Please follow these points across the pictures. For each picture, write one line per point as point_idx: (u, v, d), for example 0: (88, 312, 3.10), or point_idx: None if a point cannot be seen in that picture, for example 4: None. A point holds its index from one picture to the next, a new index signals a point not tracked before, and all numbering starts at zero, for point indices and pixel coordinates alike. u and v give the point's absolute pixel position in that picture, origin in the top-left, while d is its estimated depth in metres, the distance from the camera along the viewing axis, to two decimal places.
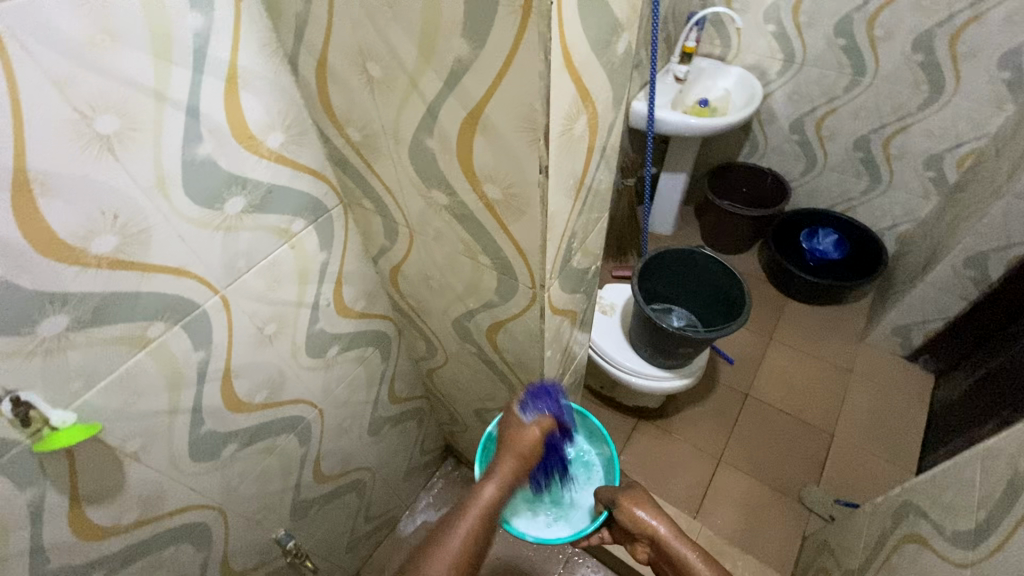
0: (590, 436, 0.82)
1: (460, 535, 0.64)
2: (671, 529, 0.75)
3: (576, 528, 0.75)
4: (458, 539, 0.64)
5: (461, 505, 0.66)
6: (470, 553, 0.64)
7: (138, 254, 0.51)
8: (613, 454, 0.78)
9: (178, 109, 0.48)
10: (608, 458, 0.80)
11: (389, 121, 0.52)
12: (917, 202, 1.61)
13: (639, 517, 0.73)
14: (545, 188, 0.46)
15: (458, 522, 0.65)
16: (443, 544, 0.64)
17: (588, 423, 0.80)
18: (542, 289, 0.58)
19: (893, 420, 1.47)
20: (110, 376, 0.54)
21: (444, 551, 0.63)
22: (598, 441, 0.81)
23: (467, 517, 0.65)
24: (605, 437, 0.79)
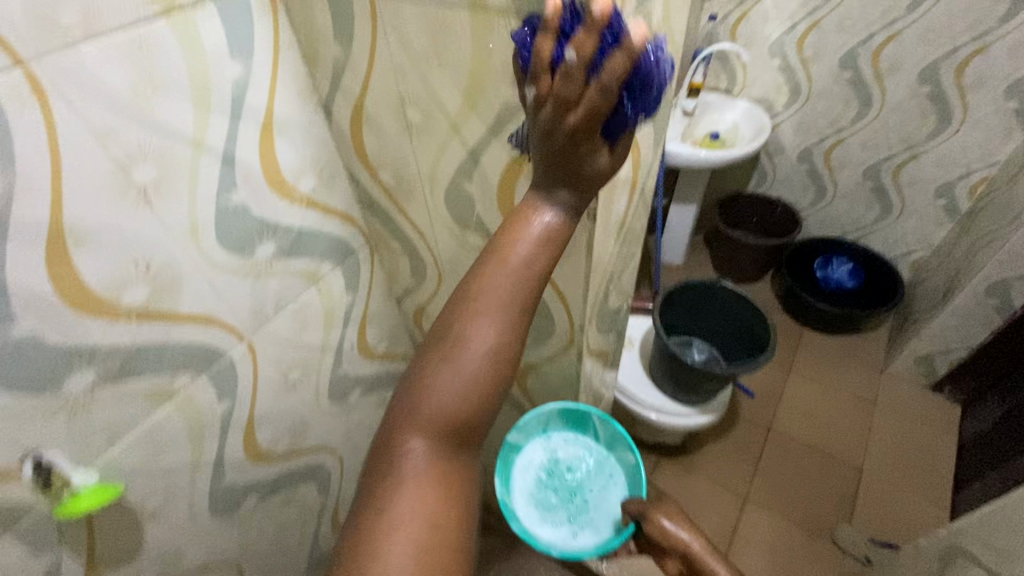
0: (611, 442, 0.72)
1: (488, 322, 0.38)
2: (706, 547, 0.66)
3: (602, 544, 0.68)
4: (481, 316, 0.37)
5: (478, 272, 0.38)
6: (500, 354, 0.38)
7: (169, 304, 0.49)
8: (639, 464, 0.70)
9: (215, 157, 0.47)
10: (633, 465, 0.71)
11: (425, 165, 0.52)
12: (930, 230, 1.60)
13: (670, 529, 0.65)
14: (592, 231, 0.44)
15: (480, 315, 0.37)
16: (455, 356, 0.38)
17: (610, 430, 0.71)
18: (580, 332, 0.56)
19: (922, 453, 1.43)
20: (134, 431, 0.51)
21: (455, 370, 0.38)
22: (621, 448, 0.72)
23: (489, 305, 0.37)
24: (628, 445, 0.70)
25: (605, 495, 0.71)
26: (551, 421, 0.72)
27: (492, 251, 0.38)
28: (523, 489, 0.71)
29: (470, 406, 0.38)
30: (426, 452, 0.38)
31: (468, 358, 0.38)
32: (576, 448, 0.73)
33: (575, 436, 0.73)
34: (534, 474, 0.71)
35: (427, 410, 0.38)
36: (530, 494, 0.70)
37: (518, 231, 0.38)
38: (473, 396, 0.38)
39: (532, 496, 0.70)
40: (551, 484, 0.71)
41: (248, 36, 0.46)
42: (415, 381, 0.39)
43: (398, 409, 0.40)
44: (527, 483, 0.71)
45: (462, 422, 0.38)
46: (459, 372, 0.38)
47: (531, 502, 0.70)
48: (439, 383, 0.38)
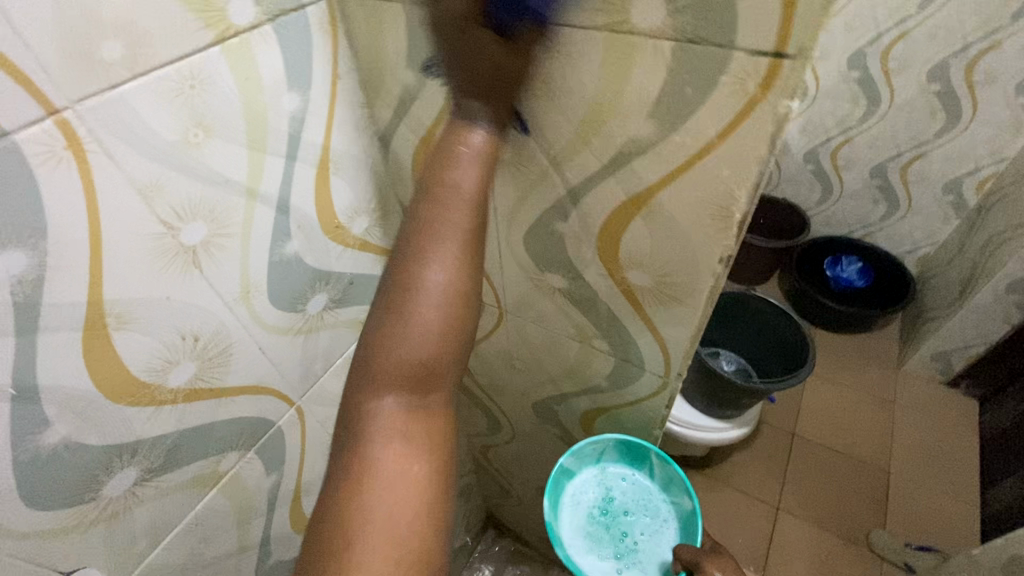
0: (669, 483, 0.57)
1: (449, 255, 0.34)
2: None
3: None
4: (433, 258, 0.34)
5: (423, 206, 0.34)
6: (465, 288, 0.34)
7: (217, 379, 0.42)
8: (699, 509, 0.53)
9: (269, 206, 0.40)
10: (692, 512, 0.54)
11: (505, 203, 0.45)
12: (937, 226, 1.61)
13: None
14: (719, 278, 0.39)
15: (434, 245, 0.34)
16: (408, 303, 0.34)
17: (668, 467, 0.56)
18: (676, 378, 0.50)
19: (944, 451, 1.43)
20: (178, 526, 0.44)
21: (422, 320, 0.34)
22: (681, 491, 0.56)
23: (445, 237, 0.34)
24: (689, 485, 0.54)
25: (661, 545, 0.54)
26: (605, 450, 0.59)
27: (435, 185, 0.34)
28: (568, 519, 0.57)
29: (447, 360, 0.35)
30: (401, 410, 0.34)
31: (428, 297, 0.33)
32: (631, 485, 0.58)
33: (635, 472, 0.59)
34: (583, 507, 0.58)
35: (395, 365, 0.34)
36: (575, 525, 0.56)
37: (461, 163, 0.34)
38: (443, 348, 0.34)
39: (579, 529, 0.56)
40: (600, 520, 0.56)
41: (307, 64, 0.39)
42: (366, 343, 0.35)
43: (357, 379, 0.35)
44: (573, 516, 0.57)
45: (440, 374, 0.35)
46: (421, 323, 0.34)
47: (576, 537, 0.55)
48: (409, 336, 0.34)
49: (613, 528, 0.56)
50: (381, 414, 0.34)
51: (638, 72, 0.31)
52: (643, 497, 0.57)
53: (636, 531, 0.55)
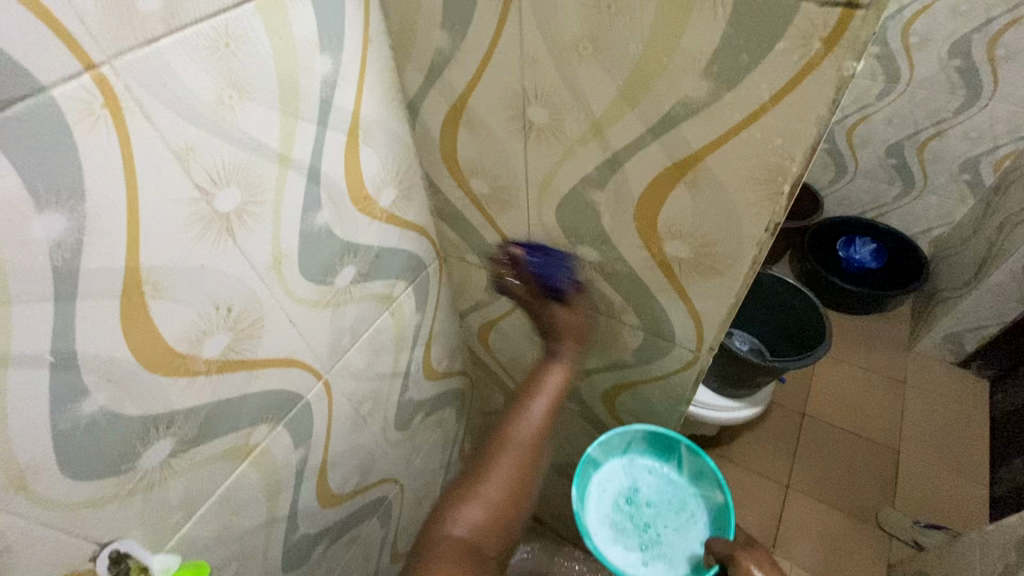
0: (698, 476, 0.61)
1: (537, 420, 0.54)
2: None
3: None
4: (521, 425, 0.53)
5: (516, 398, 0.55)
6: (537, 449, 0.54)
7: (249, 350, 0.41)
8: (729, 503, 0.57)
9: (301, 173, 0.39)
10: (721, 506, 0.58)
11: (539, 172, 0.44)
12: (952, 205, 1.59)
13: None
14: (763, 246, 0.38)
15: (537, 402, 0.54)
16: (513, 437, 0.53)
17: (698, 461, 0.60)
18: (709, 352, 0.50)
19: (954, 431, 1.43)
20: (211, 498, 0.44)
21: (503, 467, 0.52)
22: (710, 484, 0.60)
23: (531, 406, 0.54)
24: (720, 479, 0.59)
25: (686, 535, 0.58)
26: (634, 441, 0.63)
27: (529, 392, 0.54)
28: (596, 507, 0.60)
29: (512, 504, 0.52)
30: (475, 528, 0.49)
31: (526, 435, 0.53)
32: (659, 476, 0.62)
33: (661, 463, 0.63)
34: (609, 495, 0.61)
35: (480, 498, 0.50)
36: (603, 514, 0.60)
37: (543, 383, 0.55)
38: (513, 492, 0.52)
39: (607, 517, 0.60)
40: (627, 510, 0.60)
41: (339, 23, 0.37)
42: (452, 486, 0.52)
43: (441, 509, 0.51)
44: (601, 503, 0.61)
45: (506, 509, 0.51)
46: (506, 464, 0.52)
47: (604, 525, 0.59)
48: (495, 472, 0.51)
49: (639, 518, 0.59)
50: (459, 530, 0.49)
51: (692, 28, 0.30)
52: (669, 489, 0.61)
53: (662, 522, 0.59)
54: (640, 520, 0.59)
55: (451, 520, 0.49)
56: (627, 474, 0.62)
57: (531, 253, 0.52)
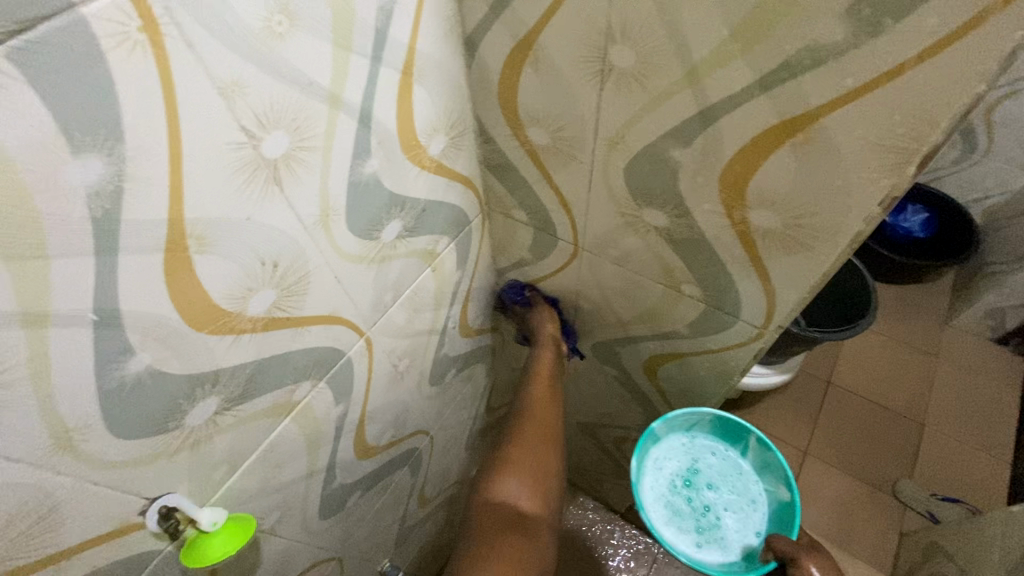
0: (764, 468, 0.64)
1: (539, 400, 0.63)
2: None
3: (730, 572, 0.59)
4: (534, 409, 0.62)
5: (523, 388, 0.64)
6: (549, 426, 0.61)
7: (294, 308, 0.39)
8: (796, 501, 0.59)
9: (352, 116, 0.35)
10: (785, 502, 0.61)
11: (611, 124, 0.40)
12: (1013, 173, 1.48)
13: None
14: (869, 223, 0.34)
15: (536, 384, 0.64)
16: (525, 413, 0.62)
17: (767, 455, 0.63)
18: (776, 330, 0.46)
19: (982, 408, 1.41)
20: (254, 453, 0.43)
21: (528, 443, 0.59)
22: (776, 479, 0.62)
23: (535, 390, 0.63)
24: (788, 475, 0.60)
25: (743, 523, 0.62)
26: (701, 423, 0.65)
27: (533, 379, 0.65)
28: (654, 482, 0.64)
29: (545, 472, 0.58)
30: (517, 495, 0.55)
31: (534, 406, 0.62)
32: (720, 461, 0.66)
33: (725, 449, 0.66)
34: (669, 472, 0.65)
35: (518, 465, 0.57)
36: (661, 489, 0.64)
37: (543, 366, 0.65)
38: (541, 464, 0.58)
39: (664, 492, 0.64)
40: (684, 488, 0.64)
41: None
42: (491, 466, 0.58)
43: (487, 477, 0.57)
44: (658, 479, 0.65)
45: (542, 480, 0.57)
46: (532, 434, 0.60)
47: (659, 500, 0.63)
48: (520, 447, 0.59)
49: (697, 500, 0.63)
50: (502, 498, 0.54)
51: None
52: (730, 475, 0.64)
53: (717, 503, 0.63)
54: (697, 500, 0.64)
55: (495, 489, 0.55)
56: (689, 455, 0.65)
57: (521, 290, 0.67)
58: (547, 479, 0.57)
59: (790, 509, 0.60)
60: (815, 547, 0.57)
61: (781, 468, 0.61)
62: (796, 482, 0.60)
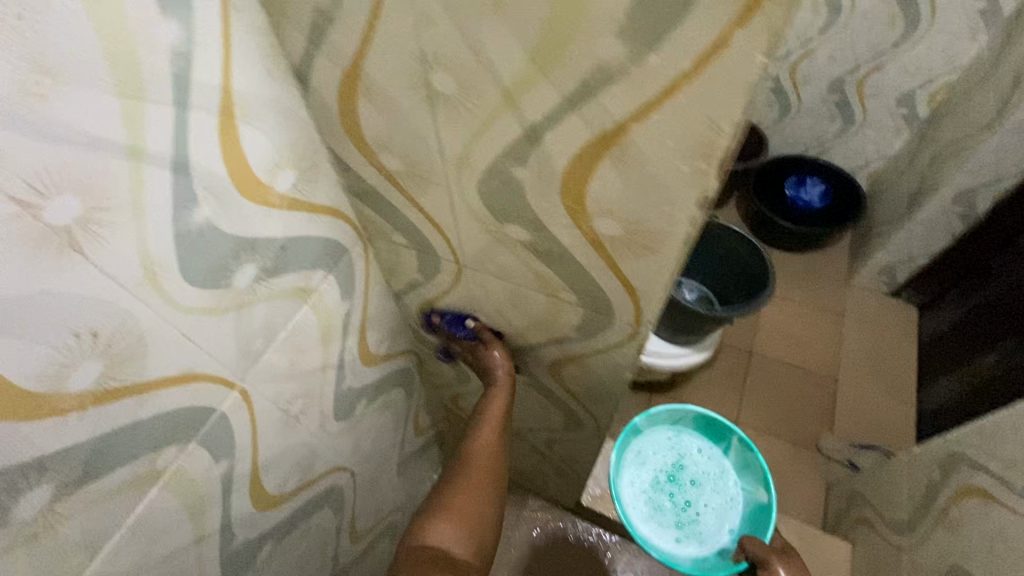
0: (747, 469, 0.98)
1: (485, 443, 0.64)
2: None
3: (698, 561, 0.90)
4: (480, 449, 0.64)
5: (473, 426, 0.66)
6: (491, 472, 0.63)
7: (133, 374, 0.36)
8: (769, 502, 0.92)
9: (163, 167, 0.33)
10: (760, 502, 0.94)
11: (453, 147, 0.39)
12: (889, 140, 1.62)
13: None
14: (696, 224, 0.35)
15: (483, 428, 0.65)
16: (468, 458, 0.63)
17: (748, 454, 0.99)
18: (648, 326, 0.48)
19: (886, 356, 1.53)
20: (117, 533, 0.40)
21: (471, 483, 0.61)
22: (755, 482, 0.96)
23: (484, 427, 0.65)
24: (766, 481, 0.94)
25: (718, 518, 0.95)
26: (683, 420, 1.03)
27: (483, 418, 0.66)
28: (633, 477, 0.99)
29: (480, 516, 0.60)
30: (453, 541, 0.56)
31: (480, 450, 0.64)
32: (702, 458, 1.01)
33: (704, 444, 1.03)
34: (647, 468, 1.00)
35: (456, 509, 0.58)
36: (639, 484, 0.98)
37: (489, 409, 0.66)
38: (478, 505, 0.60)
39: (642, 488, 0.98)
40: (665, 488, 0.98)
41: None
42: (433, 504, 0.59)
43: (424, 518, 0.58)
44: (639, 477, 0.99)
45: (475, 522, 0.59)
46: (472, 481, 0.61)
47: (636, 499, 0.97)
48: (465, 485, 0.61)
49: (678, 500, 0.97)
50: (438, 541, 0.56)
51: None
52: (713, 475, 1.00)
53: (699, 506, 0.96)
54: (675, 500, 0.97)
55: (430, 533, 0.56)
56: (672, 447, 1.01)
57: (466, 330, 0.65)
58: (483, 521, 0.60)
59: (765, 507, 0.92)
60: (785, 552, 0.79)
61: (763, 471, 0.95)
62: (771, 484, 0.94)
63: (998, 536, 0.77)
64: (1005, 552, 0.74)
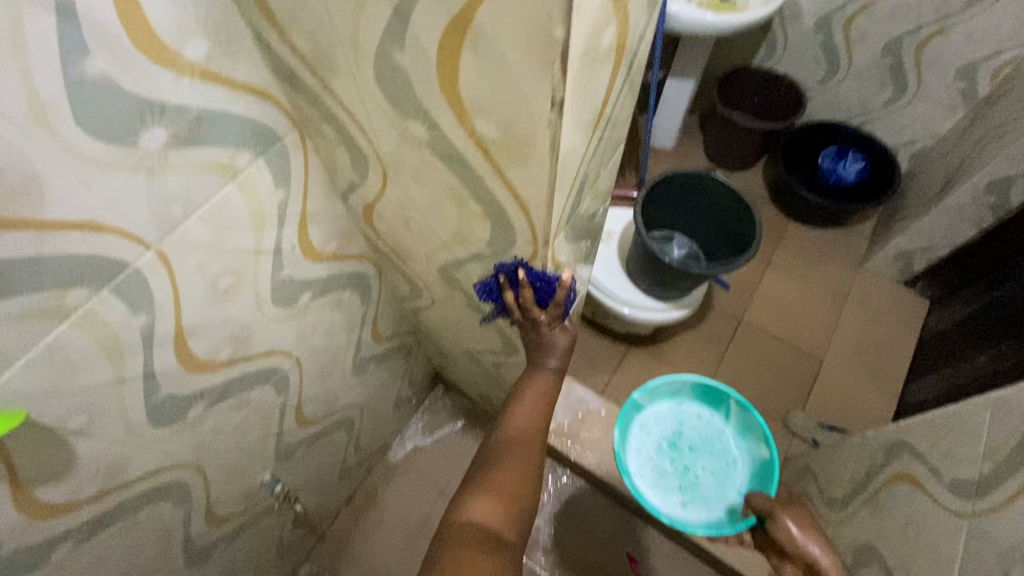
0: (746, 432, 1.03)
1: (532, 409, 0.62)
2: (830, 562, 0.75)
3: (711, 523, 0.96)
4: (523, 418, 0.61)
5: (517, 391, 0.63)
6: (540, 436, 0.61)
7: (30, 210, 0.39)
8: (772, 456, 0.97)
9: (45, 8, 0.34)
10: (766, 458, 0.99)
11: (344, 27, 0.39)
12: (940, 117, 1.48)
13: (793, 532, 0.79)
14: (557, 130, 0.35)
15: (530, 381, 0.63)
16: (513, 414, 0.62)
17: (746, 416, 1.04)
18: (545, 246, 0.48)
19: (882, 345, 1.47)
20: (27, 355, 0.44)
21: (510, 465, 0.57)
22: (756, 440, 1.02)
23: (521, 409, 0.62)
24: (766, 435, 0.99)
25: (721, 475, 1.01)
26: (683, 390, 1.08)
27: (523, 390, 0.63)
28: (637, 446, 1.05)
29: (519, 497, 0.56)
30: (486, 516, 0.53)
31: (524, 414, 0.61)
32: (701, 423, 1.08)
33: (703, 411, 1.08)
34: (651, 438, 1.06)
35: (497, 485, 0.56)
36: (644, 453, 1.04)
37: (545, 365, 0.63)
38: (522, 487, 0.57)
39: (648, 456, 1.04)
40: (669, 455, 1.04)
41: None
42: (469, 484, 0.57)
43: (462, 497, 0.56)
44: (644, 442, 1.06)
45: (516, 498, 0.55)
46: (513, 461, 0.57)
47: (648, 470, 1.03)
48: (506, 462, 0.57)
49: (681, 461, 1.02)
50: (474, 514, 0.53)
51: None
52: (714, 437, 1.05)
53: (698, 467, 1.02)
54: (677, 463, 1.03)
55: (463, 511, 0.53)
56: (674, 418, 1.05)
57: (550, 293, 0.57)
58: (519, 505, 0.55)
59: (768, 463, 0.98)
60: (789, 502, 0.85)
61: (761, 429, 1.00)
62: (771, 441, 0.99)
63: (914, 522, 0.76)
64: (915, 538, 0.74)
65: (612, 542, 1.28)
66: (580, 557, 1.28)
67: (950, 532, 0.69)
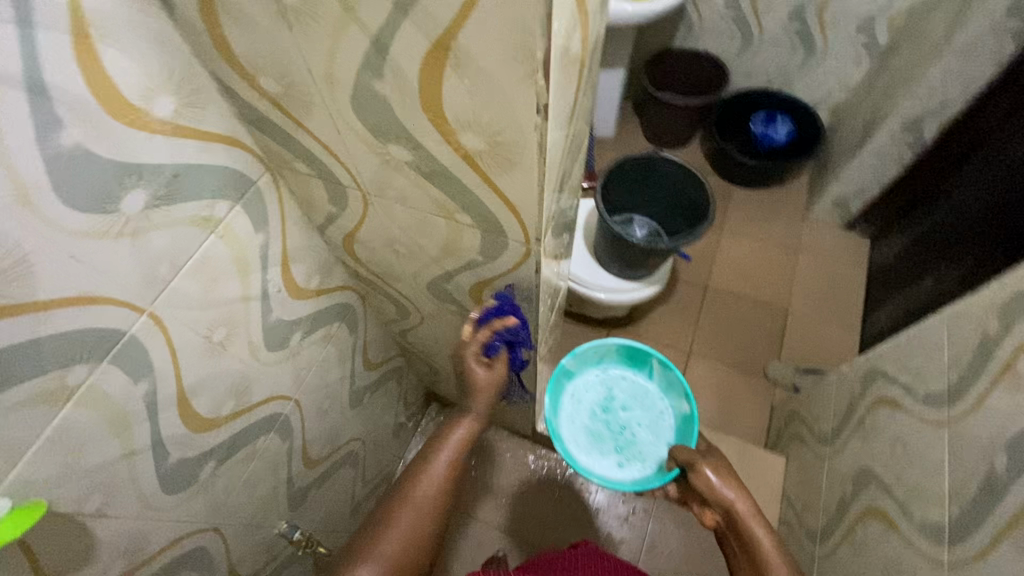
0: (670, 389, 0.96)
1: (440, 470, 0.66)
2: (748, 509, 0.73)
3: (640, 479, 0.87)
4: (429, 481, 0.65)
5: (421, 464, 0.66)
6: (446, 492, 0.66)
7: (24, 293, 0.38)
8: (693, 411, 0.90)
9: (16, 88, 0.34)
10: (687, 413, 0.92)
11: (319, 65, 0.40)
12: (849, 70, 1.60)
13: (712, 482, 0.76)
14: (544, 132, 0.37)
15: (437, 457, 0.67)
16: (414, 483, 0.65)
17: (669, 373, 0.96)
18: (537, 243, 0.51)
19: (837, 286, 1.58)
20: (36, 443, 0.43)
21: (412, 502, 0.63)
22: (679, 397, 0.94)
23: (425, 479, 0.65)
24: (687, 392, 0.92)
25: (653, 433, 0.93)
26: (608, 354, 0.99)
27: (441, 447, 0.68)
28: (569, 414, 0.96)
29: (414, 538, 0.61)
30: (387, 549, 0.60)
31: (426, 480, 0.65)
32: (629, 383, 0.99)
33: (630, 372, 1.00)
34: (582, 404, 0.97)
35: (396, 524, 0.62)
36: (575, 419, 0.95)
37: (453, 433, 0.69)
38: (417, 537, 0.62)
39: (580, 423, 0.95)
40: (601, 418, 0.95)
41: None
42: (368, 531, 0.62)
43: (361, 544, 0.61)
44: (577, 409, 0.96)
45: (412, 539, 0.61)
46: (421, 494, 0.64)
47: (578, 433, 0.93)
48: (403, 510, 0.62)
49: (614, 423, 0.94)
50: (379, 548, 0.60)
51: None
52: (642, 395, 0.97)
53: (632, 425, 0.94)
54: (610, 426, 0.95)
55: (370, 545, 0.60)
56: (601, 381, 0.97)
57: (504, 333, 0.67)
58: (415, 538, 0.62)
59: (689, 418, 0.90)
60: (708, 454, 0.80)
61: (681, 386, 0.92)
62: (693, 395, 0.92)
63: (900, 438, 0.82)
64: (904, 453, 0.80)
65: (565, 518, 1.29)
66: (527, 534, 1.29)
67: (931, 440, 0.75)
